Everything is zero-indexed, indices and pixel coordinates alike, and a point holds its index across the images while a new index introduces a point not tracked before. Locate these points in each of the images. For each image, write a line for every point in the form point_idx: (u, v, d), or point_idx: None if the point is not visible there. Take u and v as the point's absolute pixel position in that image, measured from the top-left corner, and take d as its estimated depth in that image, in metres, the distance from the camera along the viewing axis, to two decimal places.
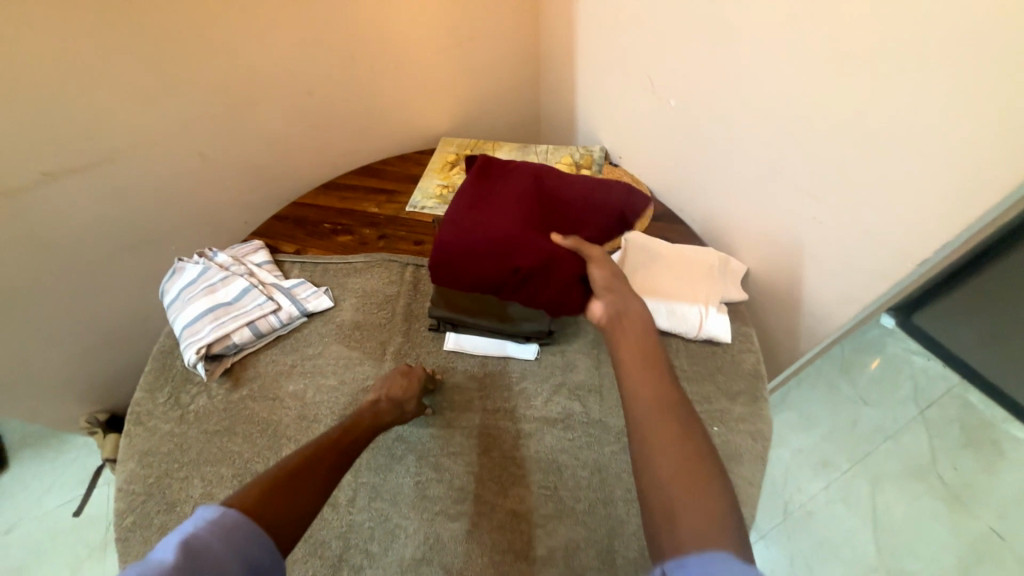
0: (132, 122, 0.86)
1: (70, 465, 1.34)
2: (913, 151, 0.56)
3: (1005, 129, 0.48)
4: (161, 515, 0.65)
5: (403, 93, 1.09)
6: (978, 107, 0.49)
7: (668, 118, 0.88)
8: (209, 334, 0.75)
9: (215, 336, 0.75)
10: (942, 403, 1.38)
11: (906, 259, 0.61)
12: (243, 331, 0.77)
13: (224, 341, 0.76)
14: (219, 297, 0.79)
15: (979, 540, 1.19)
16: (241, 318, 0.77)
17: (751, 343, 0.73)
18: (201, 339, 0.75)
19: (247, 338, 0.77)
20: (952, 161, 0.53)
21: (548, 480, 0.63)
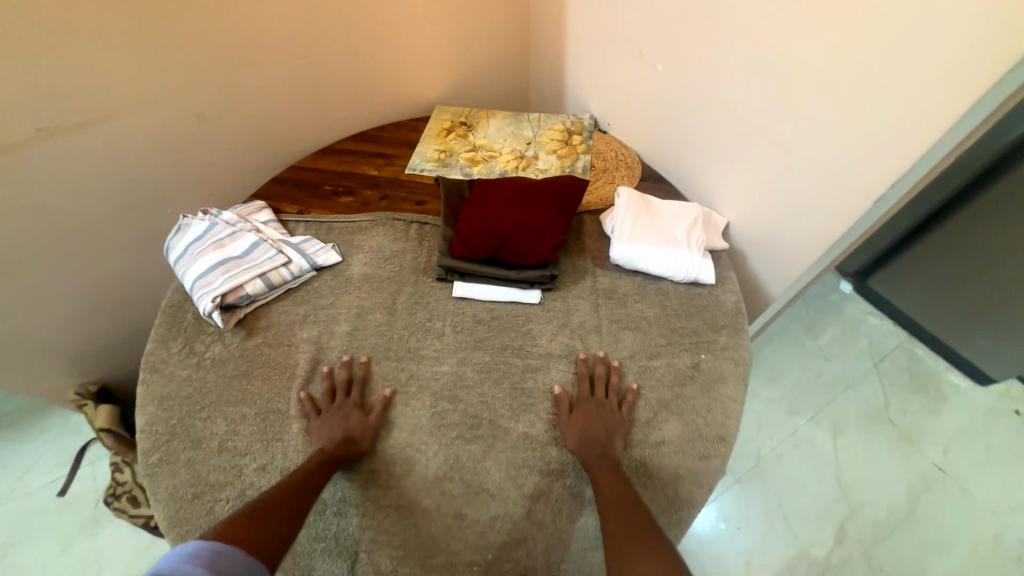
0: (131, 80, 0.84)
1: (54, 443, 1.32)
2: (879, 96, 0.62)
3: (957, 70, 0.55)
4: (186, 451, 0.67)
5: (398, 59, 1.11)
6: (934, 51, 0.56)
7: (656, 82, 0.94)
8: (223, 285, 0.77)
9: (228, 286, 0.77)
10: (894, 356, 1.53)
11: (867, 197, 0.68)
12: (255, 283, 0.79)
13: (238, 291, 0.78)
14: (229, 252, 0.81)
15: (927, 473, 1.34)
16: (253, 271, 0.79)
17: (732, 284, 0.80)
18: (214, 290, 0.76)
19: (259, 290, 0.79)
20: (912, 103, 0.60)
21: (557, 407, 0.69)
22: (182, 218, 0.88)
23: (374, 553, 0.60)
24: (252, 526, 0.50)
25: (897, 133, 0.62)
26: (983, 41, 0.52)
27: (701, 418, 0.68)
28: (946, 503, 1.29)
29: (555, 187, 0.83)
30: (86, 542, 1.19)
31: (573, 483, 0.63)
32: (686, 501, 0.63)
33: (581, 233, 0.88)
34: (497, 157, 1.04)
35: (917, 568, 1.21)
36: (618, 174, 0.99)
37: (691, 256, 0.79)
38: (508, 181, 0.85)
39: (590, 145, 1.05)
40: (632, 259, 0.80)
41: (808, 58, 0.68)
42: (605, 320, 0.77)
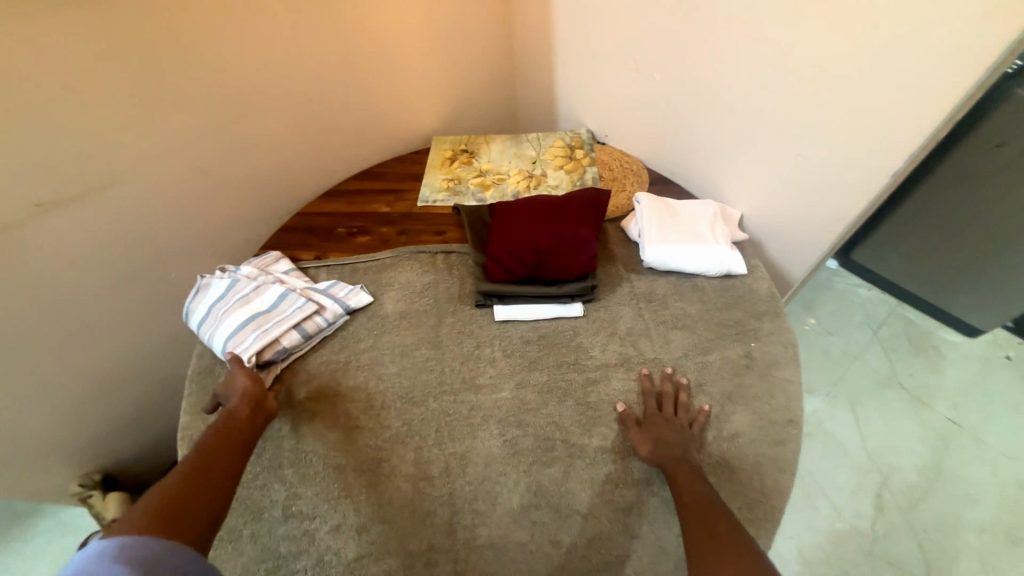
0: (126, 143, 0.81)
1: (51, 543, 1.19)
2: (881, 84, 0.68)
3: (954, 55, 0.61)
4: (249, 524, 0.63)
5: (393, 96, 1.12)
6: (932, 40, 0.61)
7: (653, 90, 0.97)
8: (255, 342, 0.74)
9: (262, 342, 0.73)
10: (889, 322, 1.61)
11: (881, 174, 0.73)
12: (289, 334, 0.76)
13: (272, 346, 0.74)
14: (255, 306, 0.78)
15: (942, 428, 1.40)
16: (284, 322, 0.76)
17: (762, 272, 0.84)
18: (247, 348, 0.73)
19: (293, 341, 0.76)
20: (914, 87, 0.65)
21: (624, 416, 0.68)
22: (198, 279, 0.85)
23: None
24: (174, 508, 0.52)
25: (901, 115, 0.68)
26: (980, 21, 0.58)
27: (766, 405, 0.69)
28: (966, 456, 1.36)
29: (579, 200, 0.84)
30: None
31: (659, 491, 0.62)
32: (775, 490, 0.62)
33: (607, 242, 0.90)
34: (507, 179, 1.05)
35: (953, 523, 1.25)
36: (628, 181, 1.02)
37: (720, 250, 0.82)
38: (532, 200, 0.86)
39: (594, 157, 1.08)
40: (665, 260, 0.82)
41: (811, 53, 0.72)
42: (651, 323, 0.78)
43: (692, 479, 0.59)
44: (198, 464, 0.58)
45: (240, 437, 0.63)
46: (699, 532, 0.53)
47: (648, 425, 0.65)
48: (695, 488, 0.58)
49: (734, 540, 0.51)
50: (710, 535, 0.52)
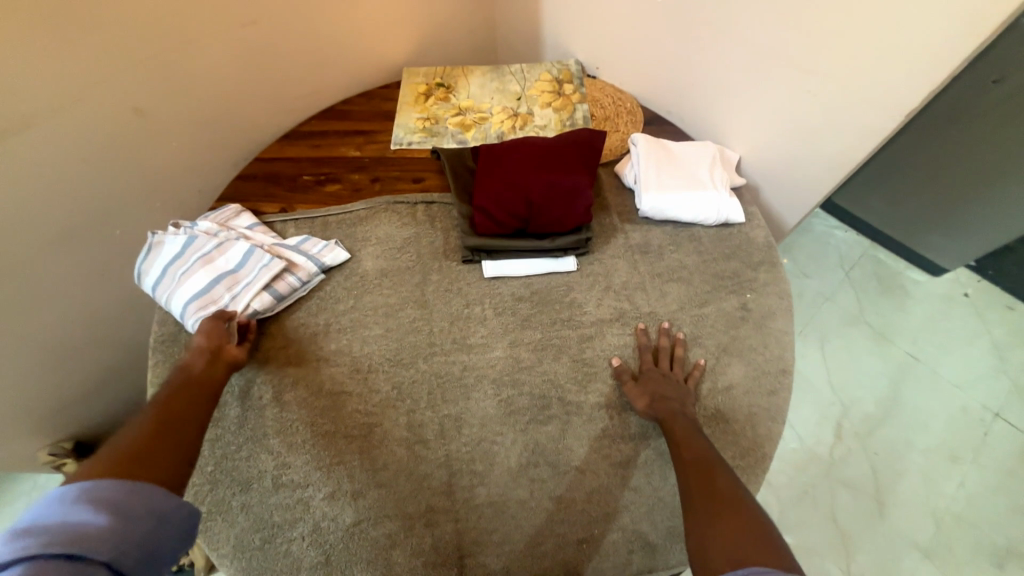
0: (38, 76, 0.66)
1: (29, 511, 1.16)
2: (907, 10, 0.61)
3: None
4: (238, 496, 0.60)
5: (355, 18, 0.96)
6: None
7: (653, 14, 0.87)
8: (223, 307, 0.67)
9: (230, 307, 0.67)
10: (862, 264, 1.66)
11: (893, 114, 0.69)
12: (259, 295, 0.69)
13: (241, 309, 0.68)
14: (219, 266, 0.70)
15: (901, 362, 1.49)
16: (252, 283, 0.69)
17: (759, 220, 0.81)
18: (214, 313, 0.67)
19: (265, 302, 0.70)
20: (943, 14, 0.59)
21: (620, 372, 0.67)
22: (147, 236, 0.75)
23: (479, 554, 0.58)
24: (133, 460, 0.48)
25: (924, 46, 0.62)
26: None
27: (761, 356, 0.69)
28: (920, 386, 1.46)
29: (572, 143, 0.77)
30: None
31: (655, 444, 0.63)
32: (767, 438, 0.64)
33: (601, 190, 0.84)
34: (490, 119, 0.95)
35: (903, 446, 1.38)
36: (621, 121, 0.94)
37: (719, 197, 0.78)
38: (520, 144, 0.78)
39: (585, 93, 0.98)
40: (662, 209, 0.78)
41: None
42: (647, 276, 0.75)
43: (688, 434, 0.60)
44: (156, 416, 0.54)
45: (201, 391, 0.59)
46: (697, 483, 0.54)
47: (645, 382, 0.65)
48: (690, 442, 0.58)
49: (729, 492, 0.52)
50: (705, 487, 0.53)
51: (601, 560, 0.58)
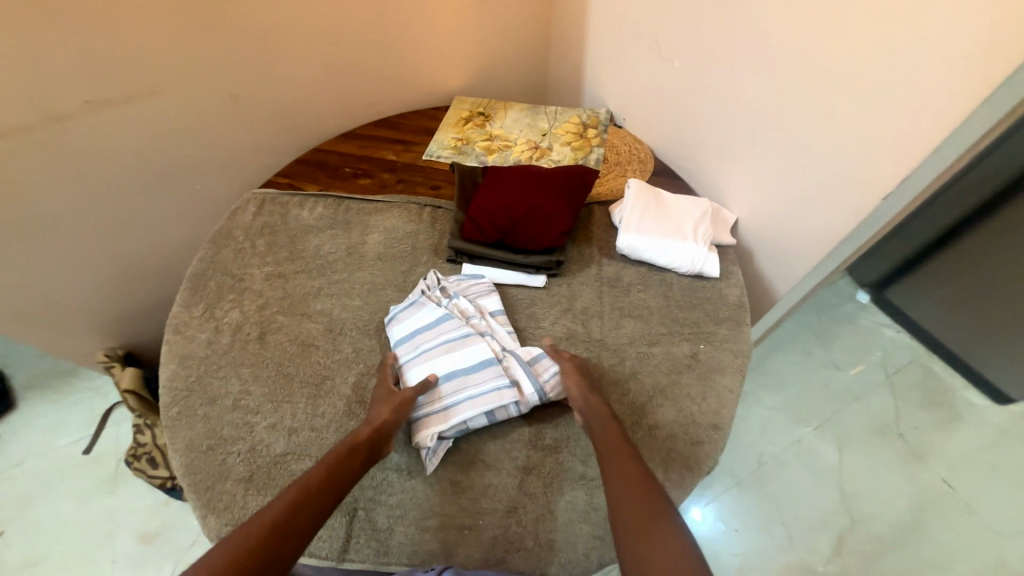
0: (175, 58, 0.89)
1: (82, 403, 1.39)
2: (885, 98, 0.64)
3: (963, 73, 0.57)
4: (204, 406, 0.71)
5: (421, 50, 1.14)
6: (940, 57, 0.58)
7: (672, 77, 0.94)
8: (453, 382, 0.67)
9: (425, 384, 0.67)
10: (908, 370, 1.47)
11: (876, 194, 0.69)
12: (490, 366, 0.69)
13: (469, 383, 0.67)
14: (409, 342, 0.72)
15: (932, 489, 1.30)
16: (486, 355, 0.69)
17: (736, 279, 0.82)
18: (476, 391, 0.66)
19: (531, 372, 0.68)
20: (916, 104, 0.62)
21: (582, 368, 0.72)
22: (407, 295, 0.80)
23: (371, 511, 0.61)
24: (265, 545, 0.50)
25: (902, 132, 0.64)
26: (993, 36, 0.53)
27: (694, 404, 0.69)
28: (951, 522, 1.26)
29: (566, 176, 0.85)
30: (104, 500, 1.26)
31: (562, 457, 0.65)
32: (676, 483, 0.63)
33: (589, 223, 0.90)
34: (512, 147, 1.06)
35: None
36: (631, 167, 1.01)
37: (697, 249, 0.80)
38: (521, 168, 0.87)
39: (605, 138, 1.06)
40: (637, 249, 0.82)
41: (829, 51, 0.68)
42: (607, 306, 0.79)
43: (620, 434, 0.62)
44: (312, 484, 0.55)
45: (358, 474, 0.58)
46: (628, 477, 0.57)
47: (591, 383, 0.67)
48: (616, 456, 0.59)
49: (658, 508, 0.54)
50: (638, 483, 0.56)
51: (477, 550, 0.60)
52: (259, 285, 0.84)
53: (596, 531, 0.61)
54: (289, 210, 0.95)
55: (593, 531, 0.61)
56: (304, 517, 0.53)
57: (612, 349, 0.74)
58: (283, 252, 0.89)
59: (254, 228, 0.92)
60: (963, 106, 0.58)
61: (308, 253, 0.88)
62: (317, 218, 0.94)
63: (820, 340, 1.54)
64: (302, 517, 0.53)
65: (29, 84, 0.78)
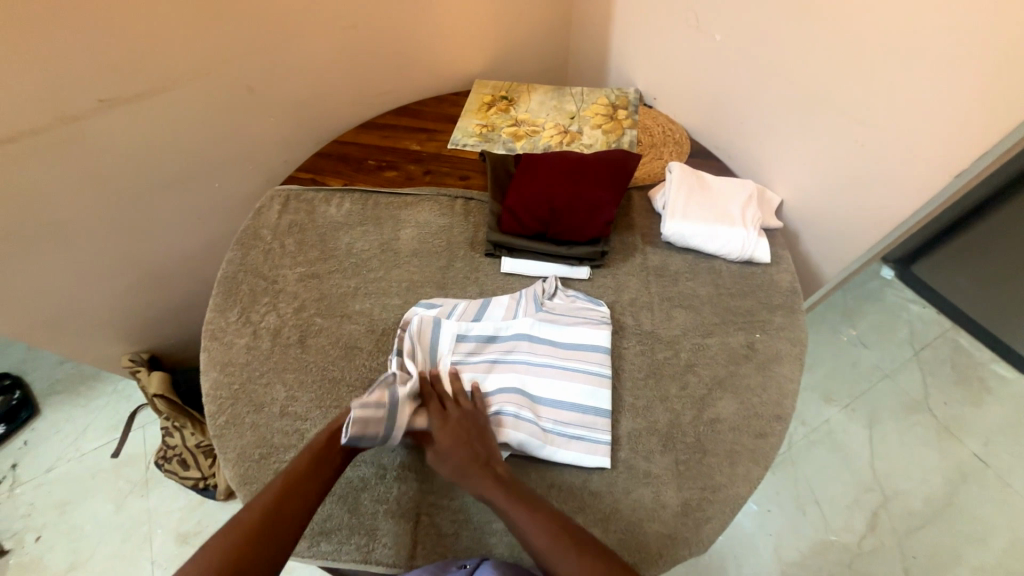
0: (189, 50, 0.84)
1: (106, 407, 1.36)
2: (954, 75, 0.61)
3: None
4: (251, 414, 0.70)
5: (439, 31, 1.09)
6: (1018, 31, 0.55)
7: (710, 53, 0.90)
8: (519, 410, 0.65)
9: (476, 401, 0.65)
10: (936, 345, 1.41)
11: (943, 173, 0.66)
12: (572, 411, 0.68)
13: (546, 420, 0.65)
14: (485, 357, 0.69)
15: (965, 463, 1.25)
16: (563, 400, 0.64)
17: (786, 264, 0.80)
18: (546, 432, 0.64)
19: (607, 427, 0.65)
20: (989, 82, 0.59)
21: (633, 363, 0.71)
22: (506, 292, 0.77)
23: (434, 516, 0.62)
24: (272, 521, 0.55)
25: (972, 112, 0.61)
26: None
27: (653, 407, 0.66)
28: (985, 495, 1.21)
29: (605, 163, 0.83)
30: (136, 503, 1.24)
31: (625, 455, 0.64)
32: (743, 478, 0.62)
33: (630, 211, 0.87)
34: (541, 132, 1.02)
35: (951, 559, 1.14)
36: (666, 149, 0.97)
37: (747, 234, 0.78)
38: (557, 155, 0.84)
39: (637, 120, 1.02)
40: (684, 237, 0.79)
41: (898, 20, 0.64)
42: (656, 296, 0.77)
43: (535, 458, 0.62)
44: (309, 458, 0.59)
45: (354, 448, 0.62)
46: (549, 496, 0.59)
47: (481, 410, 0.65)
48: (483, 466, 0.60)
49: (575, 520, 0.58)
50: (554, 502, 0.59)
51: None
52: (293, 286, 0.82)
53: (666, 529, 0.60)
54: (315, 207, 0.91)
55: (664, 529, 0.60)
56: (297, 503, 0.56)
57: (665, 341, 0.73)
58: (314, 252, 0.86)
59: (282, 227, 0.89)
60: None
61: (340, 252, 0.86)
62: (346, 215, 0.90)
63: (847, 316, 1.48)
64: (294, 500, 0.56)
65: (37, 82, 0.73)
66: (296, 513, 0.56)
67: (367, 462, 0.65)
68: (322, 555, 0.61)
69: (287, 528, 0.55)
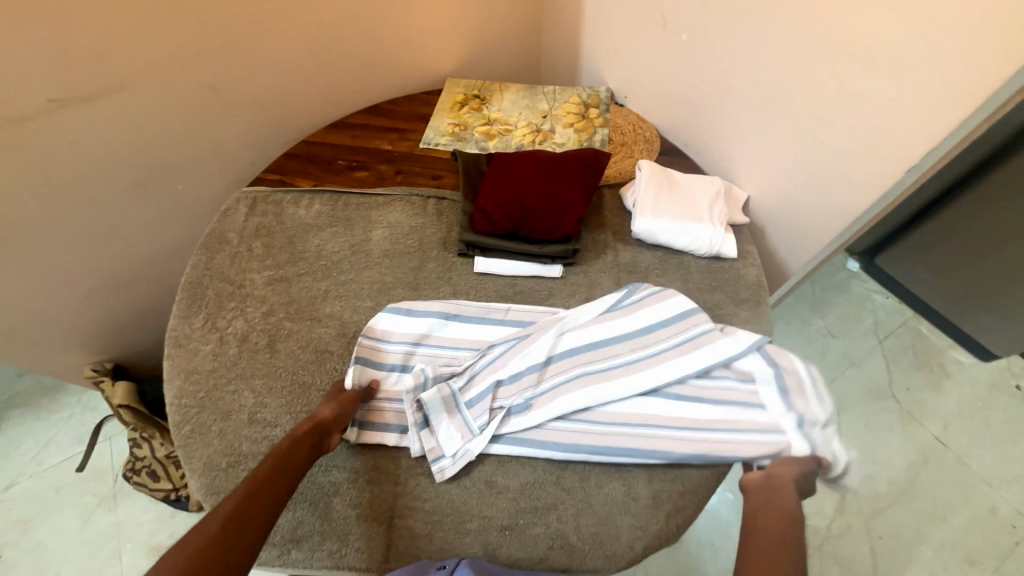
0: (147, 48, 0.81)
1: (70, 420, 1.31)
2: (904, 74, 0.64)
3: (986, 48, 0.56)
4: (218, 423, 0.69)
5: (409, 30, 1.08)
6: (961, 32, 0.57)
7: (678, 52, 0.91)
8: (487, 397, 0.68)
9: (438, 394, 0.66)
10: (898, 333, 1.47)
11: (896, 168, 0.69)
12: (609, 406, 0.67)
13: (533, 386, 0.68)
14: (444, 358, 0.72)
15: (926, 446, 1.31)
16: (717, 415, 0.67)
17: (753, 259, 0.83)
18: (516, 414, 0.67)
19: (673, 449, 0.64)
20: (937, 81, 0.61)
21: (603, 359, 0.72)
22: (470, 296, 0.79)
23: (407, 518, 0.62)
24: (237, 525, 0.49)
25: (922, 109, 0.64)
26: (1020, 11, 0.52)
27: None
28: (945, 476, 1.27)
29: (575, 161, 0.83)
30: (104, 518, 1.20)
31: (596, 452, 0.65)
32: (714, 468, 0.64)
33: (601, 208, 0.88)
34: (513, 131, 1.02)
35: (914, 538, 1.19)
36: (637, 148, 0.99)
37: (714, 230, 0.80)
38: (529, 154, 0.84)
39: (608, 118, 1.03)
40: (654, 234, 0.81)
41: (852, 21, 0.66)
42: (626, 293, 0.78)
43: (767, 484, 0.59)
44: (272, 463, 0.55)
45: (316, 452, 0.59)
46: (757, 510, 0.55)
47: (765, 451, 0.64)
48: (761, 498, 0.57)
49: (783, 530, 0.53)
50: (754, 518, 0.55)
51: (518, 548, 0.61)
52: (261, 291, 0.80)
53: (637, 521, 0.62)
54: (283, 209, 0.89)
55: (635, 520, 0.62)
56: (263, 507, 0.51)
57: None
58: (283, 254, 0.84)
59: (248, 230, 0.86)
60: (985, 84, 0.57)
61: (310, 255, 0.84)
62: (315, 216, 0.88)
63: (815, 308, 1.53)
64: (259, 505, 0.51)
65: None
66: (263, 518, 0.50)
67: (338, 468, 0.64)
68: (294, 563, 0.61)
69: (254, 532, 0.49)
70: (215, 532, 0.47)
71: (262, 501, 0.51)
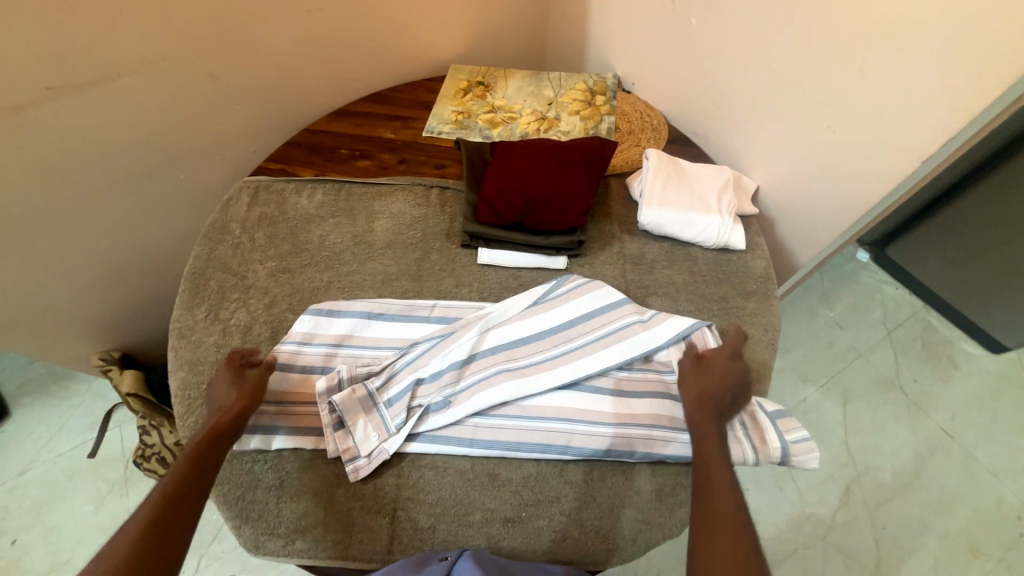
0: (143, 34, 0.79)
1: (80, 407, 1.33)
2: (922, 61, 0.61)
3: (1008, 33, 0.53)
4: None
5: (411, 14, 1.05)
6: (984, 16, 0.54)
7: (687, 36, 0.88)
8: (405, 396, 0.66)
9: (351, 396, 0.64)
10: (908, 325, 1.45)
11: (913, 157, 0.66)
12: (527, 401, 0.66)
13: (453, 384, 0.67)
14: (365, 359, 0.70)
15: (933, 438, 1.30)
16: (633, 408, 0.65)
17: (762, 251, 0.81)
18: (434, 412, 0.66)
19: (585, 446, 0.63)
20: (957, 68, 0.58)
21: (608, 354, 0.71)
22: (392, 294, 0.78)
23: (411, 510, 0.62)
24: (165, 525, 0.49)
25: (940, 97, 0.61)
26: None
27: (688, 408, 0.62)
28: (951, 468, 1.26)
29: (581, 150, 0.82)
30: (116, 502, 1.22)
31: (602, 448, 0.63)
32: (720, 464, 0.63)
33: (607, 198, 0.87)
34: (518, 118, 0.99)
35: (919, 529, 1.19)
36: (644, 136, 0.96)
37: (722, 221, 0.78)
38: (534, 143, 0.83)
39: (614, 105, 1.01)
40: (661, 225, 0.79)
41: (871, 3, 0.63)
42: (632, 286, 0.77)
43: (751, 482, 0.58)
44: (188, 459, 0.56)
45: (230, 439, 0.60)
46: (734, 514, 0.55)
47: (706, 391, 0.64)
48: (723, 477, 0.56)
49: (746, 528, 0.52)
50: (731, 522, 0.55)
51: (522, 539, 0.61)
52: (264, 282, 0.79)
53: (640, 514, 0.63)
54: (285, 198, 0.88)
55: (638, 514, 0.63)
56: (183, 505, 0.52)
57: None
58: (286, 245, 0.83)
59: (250, 220, 0.86)
60: (1007, 70, 0.55)
61: (312, 246, 0.83)
62: (317, 207, 0.87)
63: (824, 299, 1.50)
64: (182, 505, 0.52)
65: None
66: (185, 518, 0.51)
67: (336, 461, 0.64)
68: (299, 553, 0.62)
69: (179, 533, 0.50)
70: (137, 542, 0.47)
71: (182, 502, 0.52)
